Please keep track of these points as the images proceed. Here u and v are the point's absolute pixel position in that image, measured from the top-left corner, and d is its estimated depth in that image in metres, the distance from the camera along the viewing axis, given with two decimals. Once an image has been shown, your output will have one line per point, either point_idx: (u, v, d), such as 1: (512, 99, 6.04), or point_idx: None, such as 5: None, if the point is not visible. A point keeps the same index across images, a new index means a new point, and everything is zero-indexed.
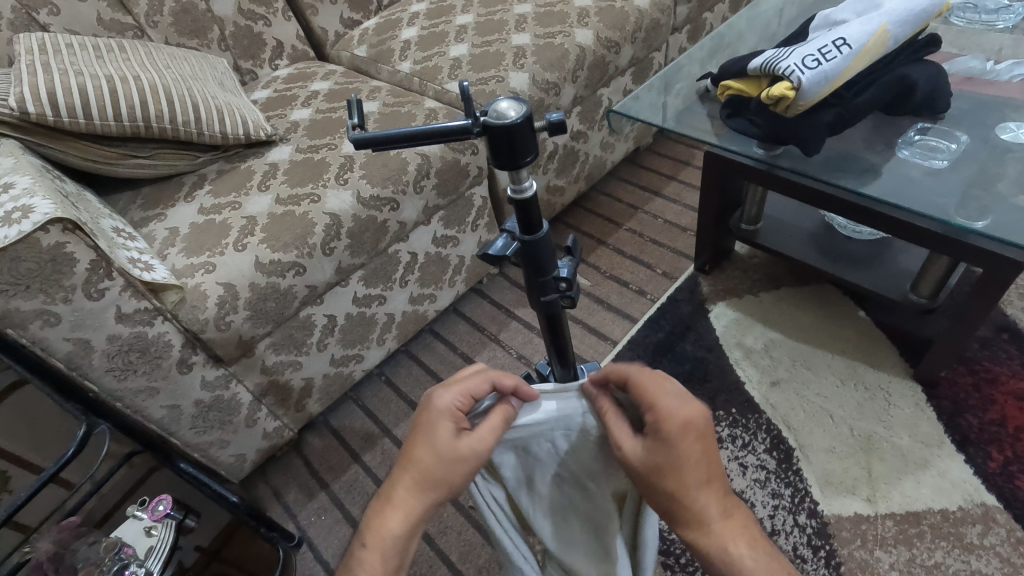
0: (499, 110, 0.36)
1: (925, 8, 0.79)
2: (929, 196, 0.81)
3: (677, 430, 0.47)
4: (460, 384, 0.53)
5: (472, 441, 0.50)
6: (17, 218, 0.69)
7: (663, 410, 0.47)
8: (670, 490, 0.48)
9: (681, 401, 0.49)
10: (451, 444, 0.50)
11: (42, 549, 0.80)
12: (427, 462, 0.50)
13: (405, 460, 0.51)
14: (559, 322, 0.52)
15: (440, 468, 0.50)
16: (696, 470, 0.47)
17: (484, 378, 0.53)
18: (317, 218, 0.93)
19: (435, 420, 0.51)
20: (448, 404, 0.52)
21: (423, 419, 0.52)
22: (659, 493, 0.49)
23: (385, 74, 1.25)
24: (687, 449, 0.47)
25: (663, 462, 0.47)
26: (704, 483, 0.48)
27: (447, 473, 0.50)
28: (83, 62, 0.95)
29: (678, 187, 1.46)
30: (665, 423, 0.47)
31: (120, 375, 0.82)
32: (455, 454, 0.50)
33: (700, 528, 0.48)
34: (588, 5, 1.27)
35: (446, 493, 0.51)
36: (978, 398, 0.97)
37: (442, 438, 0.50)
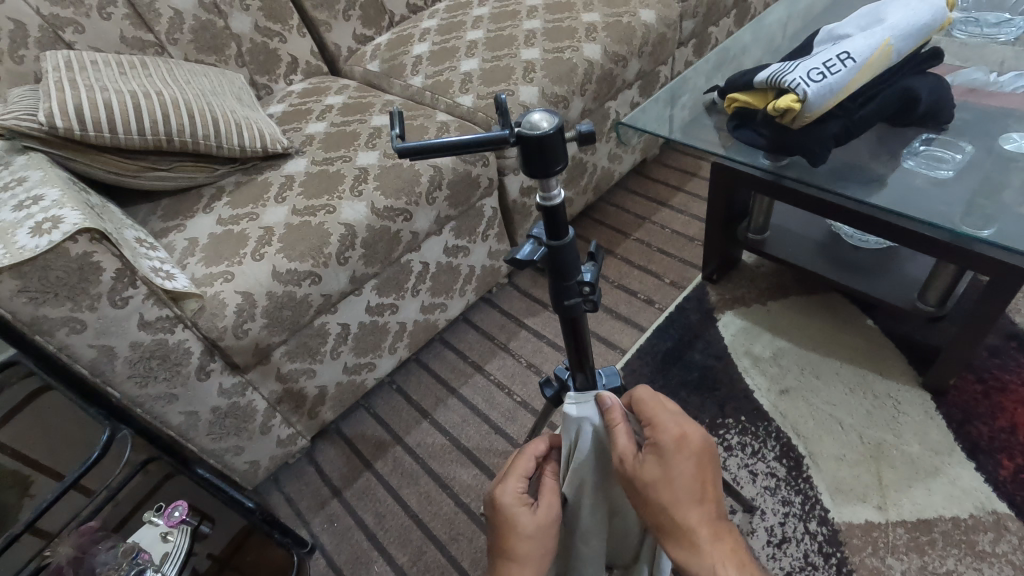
0: (532, 122, 0.39)
1: (928, 22, 0.81)
2: (936, 205, 0.82)
3: (671, 443, 0.52)
4: (514, 473, 0.59)
5: (546, 508, 0.56)
6: (47, 228, 0.72)
7: (660, 425, 0.53)
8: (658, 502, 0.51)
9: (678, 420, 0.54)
10: (535, 522, 0.55)
11: (63, 552, 0.81)
12: (523, 545, 0.54)
13: (505, 560, 0.54)
14: (578, 327, 0.53)
15: (536, 544, 0.55)
16: (687, 487, 0.51)
17: (524, 457, 0.61)
18: (333, 228, 0.96)
19: (511, 513, 0.56)
20: (516, 492, 0.57)
21: (499, 520, 0.56)
22: (653, 506, 0.51)
23: (397, 88, 1.28)
24: (677, 465, 0.51)
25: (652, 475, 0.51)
26: (695, 503, 0.51)
27: (542, 548, 0.55)
28: (107, 78, 0.98)
29: (685, 198, 1.47)
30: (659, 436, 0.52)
31: (141, 381, 0.83)
32: (542, 527, 0.55)
33: (686, 546, 0.50)
34: (595, 20, 1.30)
35: (546, 562, 0.56)
36: (987, 406, 0.97)
37: (527, 519, 0.55)
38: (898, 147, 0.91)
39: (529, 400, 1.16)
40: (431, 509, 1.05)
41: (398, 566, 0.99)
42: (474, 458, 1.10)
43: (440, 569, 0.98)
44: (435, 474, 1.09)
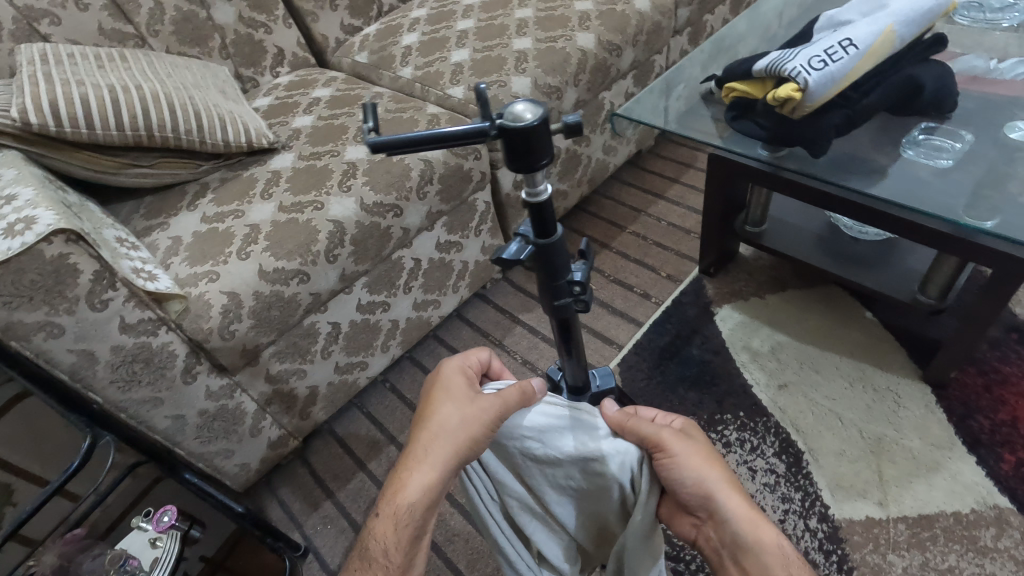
0: (516, 113, 0.36)
1: (932, 7, 0.78)
2: (938, 197, 0.80)
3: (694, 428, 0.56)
4: (468, 356, 0.58)
5: (484, 396, 0.52)
6: (20, 230, 0.69)
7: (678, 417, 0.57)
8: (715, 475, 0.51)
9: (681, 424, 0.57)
10: (461, 402, 0.52)
11: (47, 561, 0.80)
12: (439, 420, 0.51)
13: (419, 428, 0.52)
14: (572, 328, 0.51)
15: (452, 425, 0.51)
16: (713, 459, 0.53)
17: (481, 349, 0.59)
18: (321, 225, 0.93)
19: (446, 384, 0.54)
20: (460, 368, 0.56)
21: (434, 386, 0.55)
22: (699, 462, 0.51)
23: (386, 80, 1.25)
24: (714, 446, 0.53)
25: (704, 449, 0.52)
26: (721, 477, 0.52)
27: (458, 433, 0.50)
28: (85, 72, 0.94)
29: (681, 189, 1.45)
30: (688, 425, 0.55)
31: (124, 386, 0.81)
32: (465, 411, 0.51)
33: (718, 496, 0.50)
34: (588, 8, 1.27)
35: (464, 454, 0.50)
36: (988, 399, 0.96)
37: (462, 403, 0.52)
38: (899, 137, 0.89)
39: None
40: None
41: None
42: None
43: (435, 571, 0.96)
44: None
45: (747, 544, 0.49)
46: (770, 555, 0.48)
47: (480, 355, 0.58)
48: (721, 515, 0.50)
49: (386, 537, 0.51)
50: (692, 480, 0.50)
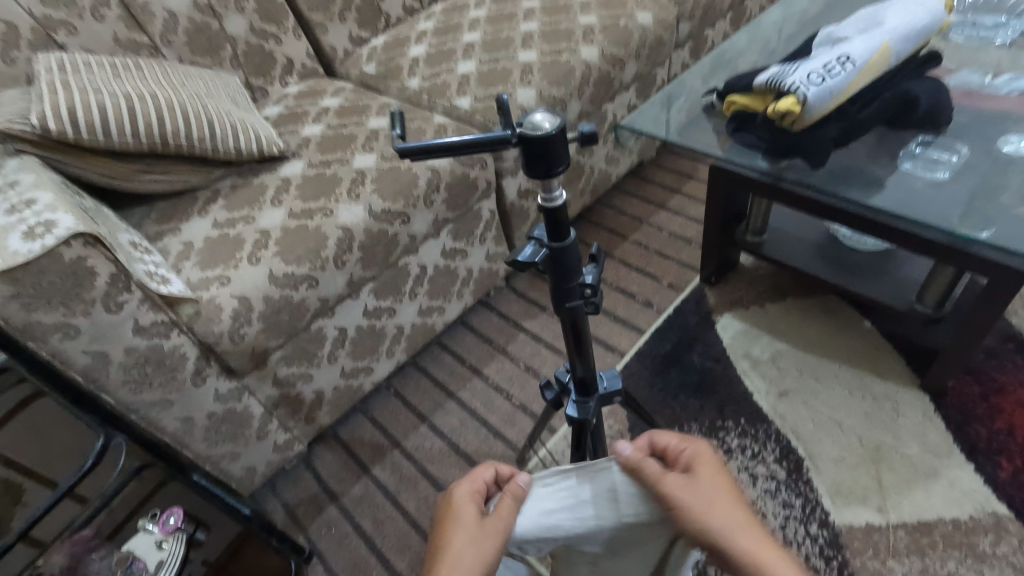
0: (534, 123, 0.37)
1: (925, 24, 0.81)
2: (934, 208, 0.82)
3: (701, 458, 0.55)
4: (474, 476, 0.60)
5: (496, 516, 0.56)
6: (40, 232, 0.70)
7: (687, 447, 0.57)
8: (730, 517, 0.51)
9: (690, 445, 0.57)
10: (478, 525, 0.55)
11: (55, 562, 0.82)
12: (461, 545, 0.53)
13: (437, 555, 0.53)
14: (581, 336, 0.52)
15: (472, 546, 0.53)
16: (723, 490, 0.53)
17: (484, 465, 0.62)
18: (330, 231, 0.95)
19: (459, 510, 0.57)
20: (469, 491, 0.58)
21: (448, 513, 0.57)
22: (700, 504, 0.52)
23: (394, 89, 1.27)
24: (722, 480, 0.53)
25: (714, 496, 0.52)
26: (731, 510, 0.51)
27: (478, 555, 0.53)
28: (100, 80, 0.97)
29: (682, 200, 1.47)
30: (698, 462, 0.55)
31: (136, 387, 0.82)
32: (485, 532, 0.55)
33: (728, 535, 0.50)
34: (592, 22, 1.30)
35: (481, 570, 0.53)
36: (985, 407, 0.98)
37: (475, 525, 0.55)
38: (895, 150, 0.91)
39: (528, 404, 1.16)
40: (430, 515, 1.04)
41: (397, 573, 0.98)
42: (473, 462, 1.09)
43: None
44: (434, 479, 1.09)
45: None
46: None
47: (485, 472, 0.61)
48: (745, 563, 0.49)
49: None
50: (709, 529, 0.51)
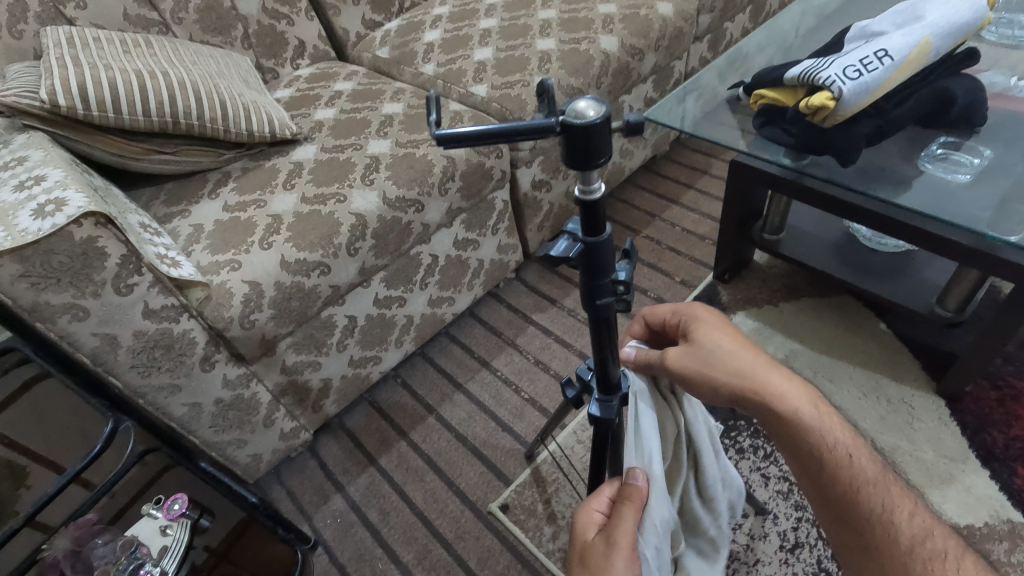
0: (579, 110, 0.35)
1: (966, 21, 0.79)
2: (962, 209, 0.80)
3: (712, 328, 0.57)
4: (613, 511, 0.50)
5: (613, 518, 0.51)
6: (50, 211, 0.68)
7: (697, 319, 0.59)
8: (748, 366, 0.54)
9: (716, 334, 0.56)
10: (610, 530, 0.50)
11: (60, 545, 0.79)
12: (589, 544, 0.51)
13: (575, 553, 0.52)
14: (610, 336, 0.49)
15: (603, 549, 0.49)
16: (738, 348, 0.55)
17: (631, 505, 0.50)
18: (343, 217, 0.93)
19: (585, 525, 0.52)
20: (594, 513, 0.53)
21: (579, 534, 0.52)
22: (745, 390, 0.53)
23: (407, 75, 1.25)
24: (732, 338, 0.56)
25: (731, 347, 0.55)
26: (758, 368, 0.54)
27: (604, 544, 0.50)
28: (110, 56, 0.94)
29: (696, 196, 1.46)
30: (704, 326, 0.58)
31: (144, 371, 0.81)
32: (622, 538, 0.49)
33: (779, 407, 0.52)
34: (612, 12, 1.27)
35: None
36: (1001, 414, 0.97)
37: (596, 552, 0.49)
38: (921, 148, 0.89)
39: (537, 398, 1.14)
40: (437, 507, 1.03)
41: (403, 564, 0.97)
42: (481, 455, 1.08)
43: (446, 568, 0.96)
44: (441, 471, 1.07)
45: (825, 454, 0.51)
46: (849, 470, 0.51)
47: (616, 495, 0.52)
48: (775, 414, 0.52)
49: None
50: (740, 389, 0.53)
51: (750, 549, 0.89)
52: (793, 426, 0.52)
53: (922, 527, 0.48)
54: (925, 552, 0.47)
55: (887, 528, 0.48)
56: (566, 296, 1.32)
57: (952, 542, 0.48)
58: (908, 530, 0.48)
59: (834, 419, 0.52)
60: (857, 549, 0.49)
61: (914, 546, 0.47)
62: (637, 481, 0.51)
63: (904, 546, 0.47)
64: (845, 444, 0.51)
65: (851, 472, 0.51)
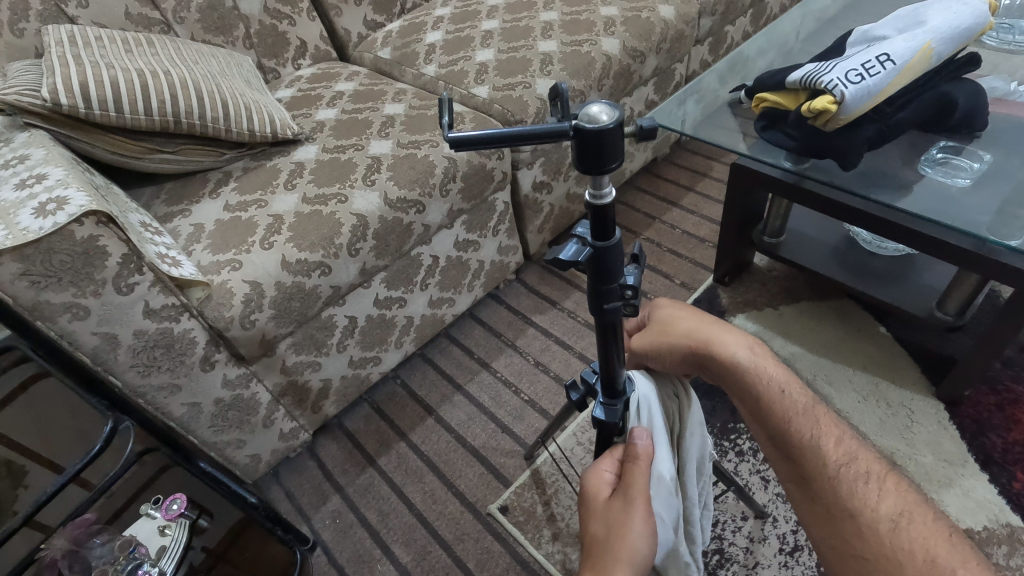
0: (591, 114, 0.35)
1: (969, 26, 0.79)
2: (963, 213, 0.80)
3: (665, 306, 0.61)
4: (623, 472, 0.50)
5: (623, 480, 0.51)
6: (51, 209, 0.68)
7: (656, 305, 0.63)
8: (690, 326, 0.57)
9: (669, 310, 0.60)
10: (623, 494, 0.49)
11: (57, 546, 0.78)
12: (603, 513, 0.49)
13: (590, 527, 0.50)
14: (616, 342, 0.48)
15: (618, 512, 0.48)
16: (684, 314, 0.59)
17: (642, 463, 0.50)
18: (345, 218, 0.93)
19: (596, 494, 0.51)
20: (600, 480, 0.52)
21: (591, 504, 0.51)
22: (688, 345, 0.55)
23: (409, 76, 1.25)
24: (680, 308, 0.60)
25: (677, 314, 0.59)
26: (697, 324, 0.56)
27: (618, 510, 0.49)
28: (113, 55, 0.94)
29: (696, 198, 1.46)
30: (662, 309, 0.62)
31: (144, 371, 0.81)
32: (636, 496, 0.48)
33: (712, 352, 0.54)
34: (614, 14, 1.27)
35: (643, 536, 0.46)
36: (1001, 418, 0.97)
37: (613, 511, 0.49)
38: (921, 152, 0.89)
39: (537, 400, 1.14)
40: (436, 508, 1.03)
41: (402, 565, 0.97)
42: (481, 457, 1.08)
43: (445, 569, 0.96)
44: (441, 473, 1.07)
45: (760, 391, 0.52)
46: (780, 402, 0.51)
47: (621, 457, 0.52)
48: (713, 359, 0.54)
49: None
50: (683, 342, 0.56)
51: (750, 552, 0.89)
52: (728, 369, 0.54)
53: (845, 453, 0.49)
54: (852, 474, 0.48)
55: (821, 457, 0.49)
56: (567, 297, 1.32)
57: (879, 468, 0.49)
58: (834, 455, 0.49)
59: (766, 358, 0.53)
60: (796, 479, 0.50)
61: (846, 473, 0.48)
62: (642, 438, 0.51)
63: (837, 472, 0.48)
64: (778, 379, 0.52)
65: (784, 409, 0.51)
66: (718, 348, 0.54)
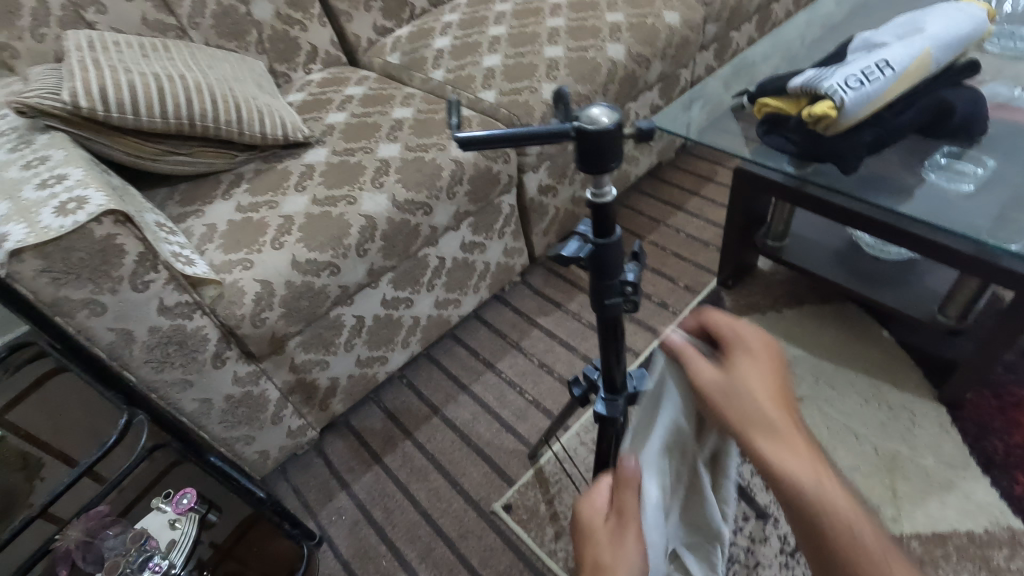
0: (592, 117, 0.36)
1: (965, 33, 0.81)
2: (964, 218, 0.81)
3: (740, 342, 0.44)
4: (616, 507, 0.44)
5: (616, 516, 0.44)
6: (72, 209, 0.71)
7: (735, 328, 0.45)
8: (749, 395, 0.40)
9: (737, 342, 0.44)
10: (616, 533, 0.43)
11: (72, 536, 0.81)
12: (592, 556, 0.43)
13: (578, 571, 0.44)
14: (618, 340, 0.51)
15: (606, 555, 0.42)
16: (754, 370, 0.42)
17: (632, 497, 0.44)
18: (353, 219, 0.95)
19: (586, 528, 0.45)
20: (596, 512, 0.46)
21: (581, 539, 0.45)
22: (728, 414, 0.41)
23: (417, 81, 1.27)
24: (762, 359, 0.43)
25: (750, 371, 0.41)
26: (762, 393, 0.40)
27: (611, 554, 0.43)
28: (130, 60, 0.97)
29: (700, 203, 1.47)
30: (742, 346, 0.44)
31: (158, 366, 0.83)
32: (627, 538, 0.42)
33: (755, 448, 0.38)
34: (619, 20, 1.29)
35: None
36: (1003, 422, 0.97)
37: (602, 549, 0.43)
38: (922, 158, 0.90)
39: (541, 400, 1.16)
40: (441, 506, 1.04)
41: (407, 562, 0.99)
42: (485, 456, 1.09)
43: (449, 565, 0.97)
44: (445, 471, 1.09)
45: (824, 530, 0.35)
46: (850, 556, 0.34)
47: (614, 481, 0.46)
48: (762, 461, 0.38)
49: None
50: (733, 408, 0.40)
51: (750, 552, 0.90)
52: (775, 482, 0.37)
53: None
54: None
55: (862, 548, 0.34)
56: (571, 299, 1.33)
57: None
58: None
59: (843, 483, 0.37)
60: None
61: (890, 555, 0.34)
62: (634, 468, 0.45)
63: (878, 561, 0.34)
64: (851, 520, 0.35)
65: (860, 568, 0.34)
66: (750, 426, 0.39)
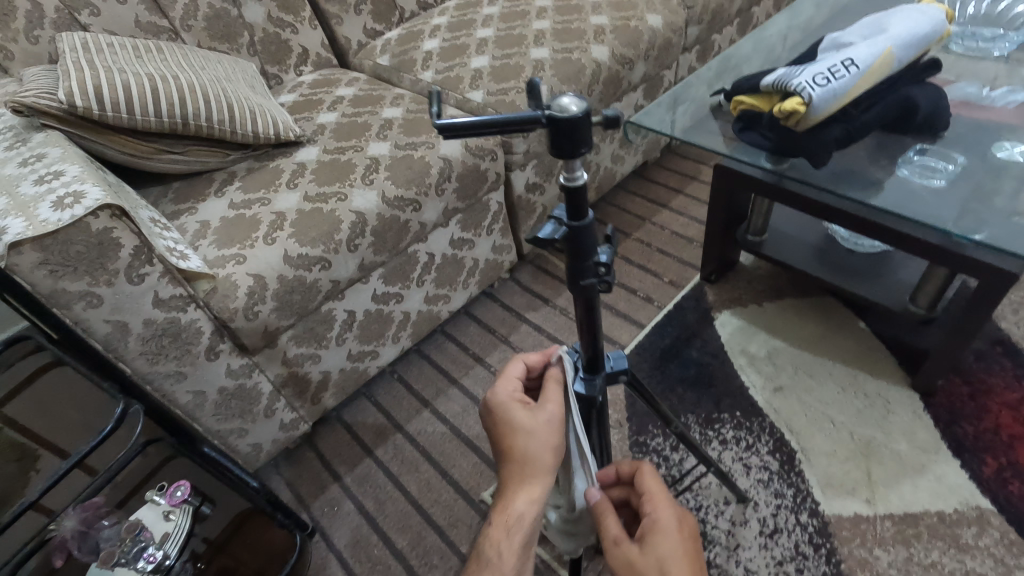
0: (563, 105, 0.39)
1: (926, 34, 0.85)
2: (933, 210, 0.85)
3: (662, 515, 0.57)
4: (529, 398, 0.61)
5: (544, 406, 0.59)
6: (69, 203, 0.73)
7: (657, 501, 0.59)
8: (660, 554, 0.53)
9: (666, 507, 0.58)
10: (530, 419, 0.59)
11: (67, 526, 0.81)
12: (519, 443, 0.58)
13: (507, 456, 0.58)
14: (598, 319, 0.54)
15: (531, 442, 0.58)
16: (666, 528, 0.56)
17: (551, 383, 0.61)
18: (344, 215, 0.97)
19: (507, 411, 0.60)
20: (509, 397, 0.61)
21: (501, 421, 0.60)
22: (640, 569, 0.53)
23: (407, 81, 1.30)
24: (672, 523, 0.56)
25: (668, 544, 0.54)
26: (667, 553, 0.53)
27: (539, 443, 0.58)
28: (123, 61, 0.99)
29: (685, 201, 1.51)
30: (660, 521, 0.57)
31: (152, 359, 0.85)
32: (543, 422, 0.58)
33: None
34: (604, 23, 1.33)
35: (550, 461, 0.58)
36: (973, 407, 1.01)
37: (520, 421, 0.59)
38: (892, 154, 0.94)
39: None
40: (431, 496, 1.06)
41: (398, 551, 1.01)
42: (474, 447, 1.12)
43: (439, 553, 0.99)
44: (436, 462, 1.11)
45: None
46: None
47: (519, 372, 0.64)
48: None
49: (497, 544, 0.55)
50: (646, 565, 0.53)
51: (731, 535, 0.93)
52: None
53: None
54: None
55: None
56: (559, 295, 1.36)
57: None
58: None
59: None
60: None
61: None
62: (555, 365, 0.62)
63: None
64: None
65: None
66: None
